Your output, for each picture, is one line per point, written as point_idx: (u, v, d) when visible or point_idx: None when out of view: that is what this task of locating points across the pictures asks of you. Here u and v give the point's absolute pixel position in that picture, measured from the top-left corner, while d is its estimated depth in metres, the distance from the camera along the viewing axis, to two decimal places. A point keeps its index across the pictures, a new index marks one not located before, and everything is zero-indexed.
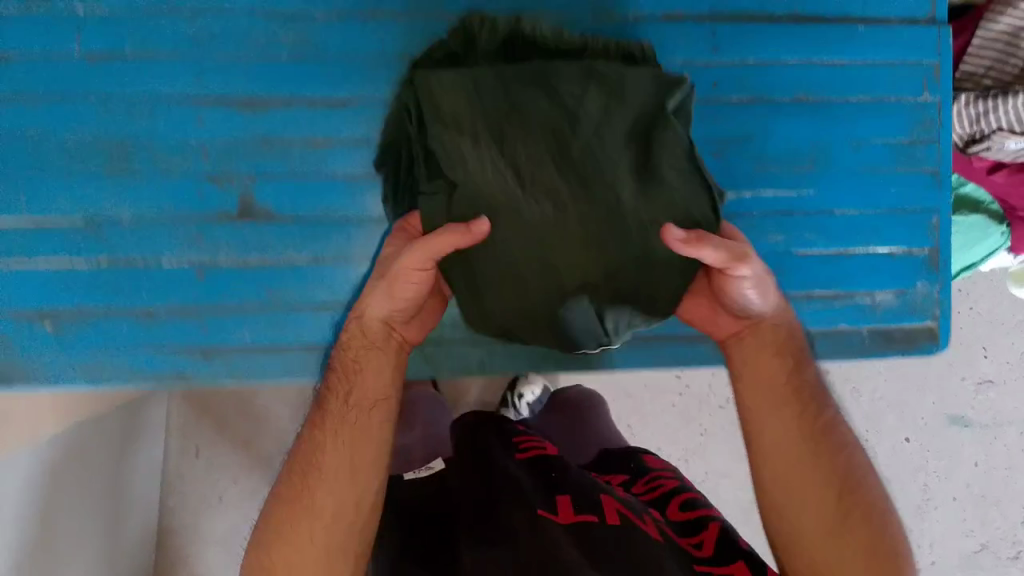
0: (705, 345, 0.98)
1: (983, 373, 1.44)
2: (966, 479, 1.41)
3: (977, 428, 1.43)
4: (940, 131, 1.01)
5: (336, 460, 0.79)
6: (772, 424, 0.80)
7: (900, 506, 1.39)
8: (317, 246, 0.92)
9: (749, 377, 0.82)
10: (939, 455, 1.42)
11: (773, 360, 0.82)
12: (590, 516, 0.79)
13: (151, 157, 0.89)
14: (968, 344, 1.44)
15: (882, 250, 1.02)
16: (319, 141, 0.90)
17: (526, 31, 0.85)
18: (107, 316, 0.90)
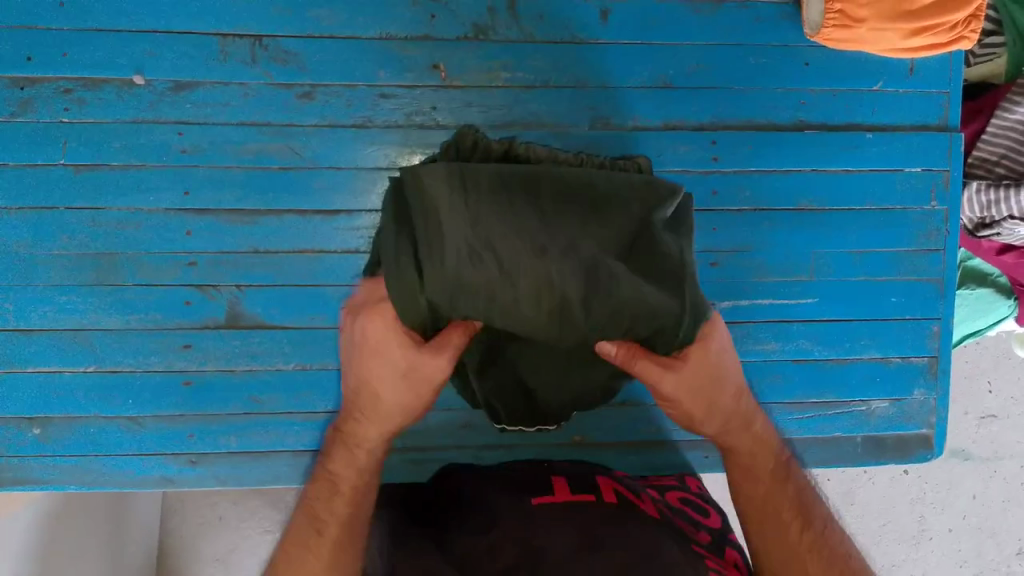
0: (693, 453, 0.98)
1: (987, 408, 1.44)
2: (961, 510, 1.42)
3: (978, 462, 1.43)
4: (944, 239, 0.99)
5: (329, 564, 0.64)
6: (765, 518, 0.69)
7: (895, 536, 1.40)
8: (306, 355, 0.91)
9: (737, 480, 0.70)
10: (938, 487, 1.42)
11: (757, 454, 0.70)
12: (586, 495, 0.75)
13: (138, 267, 0.88)
14: (970, 378, 1.44)
15: (880, 357, 1.00)
16: (308, 254, 0.90)
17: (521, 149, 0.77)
18: (95, 422, 0.89)
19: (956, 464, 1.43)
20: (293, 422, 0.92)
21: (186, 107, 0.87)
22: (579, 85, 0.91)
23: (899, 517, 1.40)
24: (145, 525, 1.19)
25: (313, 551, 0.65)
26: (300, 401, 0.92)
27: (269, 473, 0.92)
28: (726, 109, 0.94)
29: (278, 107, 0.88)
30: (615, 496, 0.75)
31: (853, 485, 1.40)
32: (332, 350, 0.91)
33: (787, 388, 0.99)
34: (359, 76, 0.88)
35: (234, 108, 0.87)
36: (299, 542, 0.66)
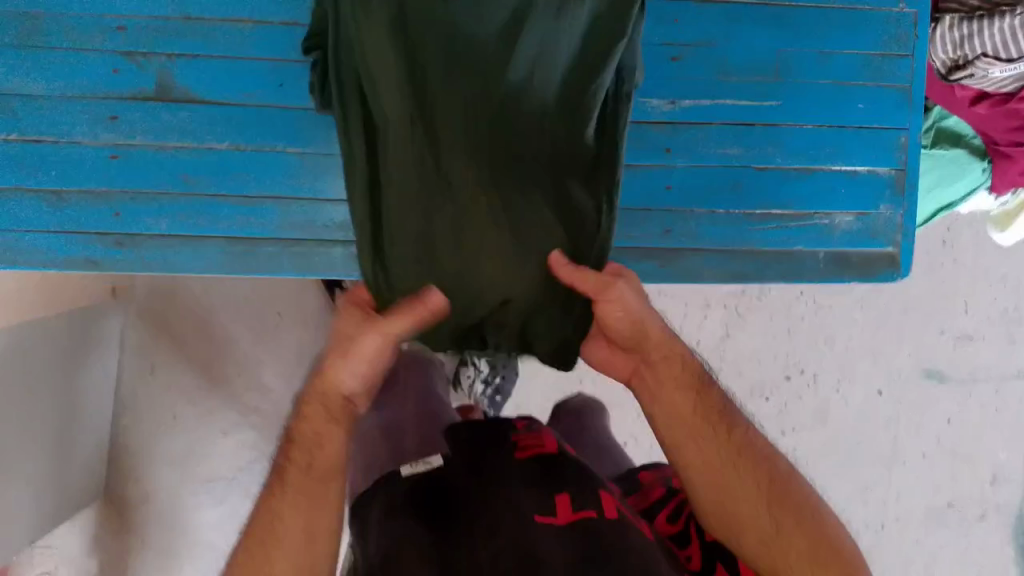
0: (652, 261, 0.94)
1: (961, 328, 1.45)
2: (936, 434, 1.45)
3: (953, 383, 1.45)
4: (914, 44, 0.95)
5: (327, 457, 0.76)
6: (707, 477, 0.78)
7: (870, 457, 1.42)
8: (242, 135, 0.86)
9: (661, 410, 0.80)
10: (913, 408, 1.44)
11: (707, 442, 0.79)
12: (589, 511, 0.75)
13: (64, 32, 0.83)
14: (949, 295, 1.45)
15: (846, 169, 0.96)
16: (242, 25, 0.85)
17: None
18: (17, 197, 0.84)
19: (930, 385, 1.45)
20: (226, 207, 0.87)
21: None
22: None
23: (874, 438, 1.42)
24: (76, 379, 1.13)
25: (309, 465, 0.76)
26: (235, 185, 0.87)
27: (201, 262, 0.87)
28: None
29: None
30: (616, 514, 0.76)
31: (826, 404, 1.41)
32: (271, 131, 0.87)
33: (748, 198, 0.95)
34: None
35: None
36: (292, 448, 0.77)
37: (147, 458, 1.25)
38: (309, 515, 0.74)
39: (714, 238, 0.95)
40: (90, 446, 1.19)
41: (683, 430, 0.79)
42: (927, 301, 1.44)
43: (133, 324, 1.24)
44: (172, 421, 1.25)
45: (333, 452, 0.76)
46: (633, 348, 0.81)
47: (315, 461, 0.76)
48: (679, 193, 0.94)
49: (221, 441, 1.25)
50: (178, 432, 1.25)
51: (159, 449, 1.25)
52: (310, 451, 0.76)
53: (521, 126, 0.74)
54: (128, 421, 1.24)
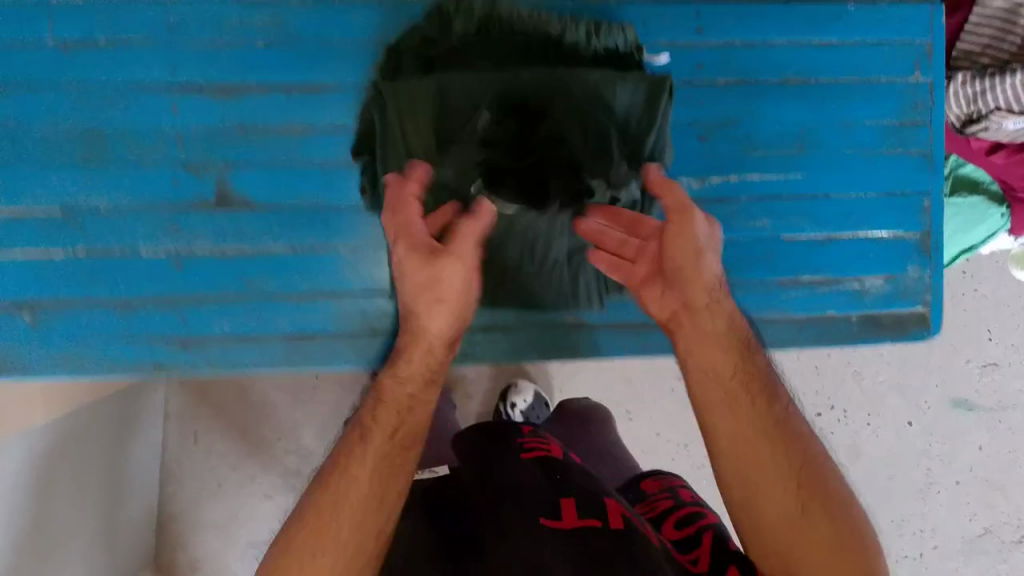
0: None
1: (989, 356, 1.38)
2: (970, 463, 1.36)
3: (982, 411, 1.36)
4: (931, 112, 0.99)
5: (369, 486, 0.70)
6: (740, 459, 0.70)
7: (897, 491, 1.34)
8: (295, 236, 0.91)
9: (695, 368, 0.76)
10: (943, 438, 1.36)
11: (729, 411, 0.72)
12: (593, 520, 0.70)
13: (125, 146, 0.88)
14: (971, 324, 1.38)
15: (872, 234, 1.00)
16: (297, 130, 0.89)
17: (503, 14, 0.83)
18: (87, 307, 0.89)
19: (959, 414, 1.36)
20: (284, 304, 0.91)
21: None
22: None
23: (904, 471, 1.35)
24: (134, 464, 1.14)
25: (343, 492, 0.69)
26: (292, 283, 0.91)
27: (260, 357, 0.91)
28: None
29: None
30: (621, 517, 0.71)
31: (858, 438, 1.35)
32: (321, 229, 0.91)
33: (781, 266, 0.99)
34: None
35: None
36: (345, 462, 0.71)
37: (191, 525, 1.21)
38: (354, 524, 0.67)
39: (751, 305, 0.98)
40: (142, 525, 1.18)
41: (727, 403, 0.73)
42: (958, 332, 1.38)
43: (177, 392, 1.23)
44: (216, 488, 1.21)
45: (371, 481, 0.70)
46: (675, 283, 0.76)
47: (354, 494, 0.69)
48: None
49: (262, 505, 1.21)
50: (223, 500, 1.21)
51: (204, 515, 1.21)
52: (354, 495, 0.69)
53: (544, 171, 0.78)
54: (173, 488, 1.21)
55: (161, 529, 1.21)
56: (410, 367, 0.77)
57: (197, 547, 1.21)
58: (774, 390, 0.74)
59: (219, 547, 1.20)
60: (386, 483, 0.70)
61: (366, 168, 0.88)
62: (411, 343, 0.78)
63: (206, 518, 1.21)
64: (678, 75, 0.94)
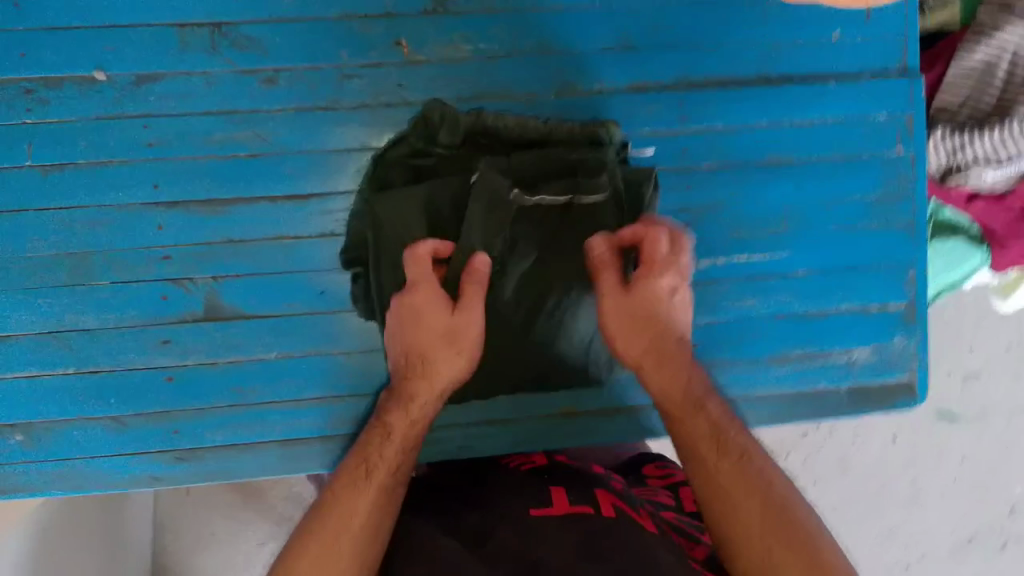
0: None
1: (969, 368, 1.36)
2: (954, 472, 1.35)
3: (965, 422, 1.36)
4: (913, 184, 1.00)
5: (368, 515, 0.67)
6: (705, 472, 0.69)
7: (886, 503, 1.34)
8: (287, 343, 0.90)
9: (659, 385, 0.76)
10: (928, 449, 1.36)
11: (696, 424, 0.73)
12: (586, 507, 0.73)
13: (111, 265, 0.87)
14: (953, 339, 1.36)
15: (859, 307, 1.01)
16: (284, 241, 0.90)
17: (487, 122, 0.86)
18: (80, 426, 0.88)
19: (942, 427, 1.36)
20: (279, 411, 0.91)
21: (151, 100, 0.87)
22: (542, 52, 0.92)
23: (891, 485, 1.34)
24: (135, 537, 1.14)
25: (346, 512, 0.66)
26: (287, 389, 0.91)
27: (257, 465, 0.91)
28: (689, 68, 0.95)
29: (244, 92, 0.88)
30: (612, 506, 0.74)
31: (845, 452, 1.35)
32: (314, 335, 0.91)
33: (771, 343, 0.99)
34: (323, 58, 0.88)
35: (198, 98, 0.87)
36: (338, 480, 0.70)
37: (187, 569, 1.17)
38: (351, 548, 0.64)
39: (740, 386, 0.99)
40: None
41: (671, 415, 0.75)
42: (939, 347, 1.36)
43: None
44: (210, 537, 1.18)
45: (370, 511, 0.67)
46: (641, 320, 0.77)
47: (349, 507, 0.67)
48: (704, 346, 0.98)
49: (257, 551, 1.17)
50: (218, 548, 1.17)
51: (199, 562, 1.17)
52: (357, 512, 0.66)
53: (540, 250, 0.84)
54: (169, 541, 1.18)
55: None
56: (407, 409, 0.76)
57: None
58: (701, 395, 0.75)
59: None
60: (381, 506, 0.69)
61: (358, 280, 0.88)
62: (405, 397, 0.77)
63: (202, 565, 1.17)
64: (662, 164, 0.95)
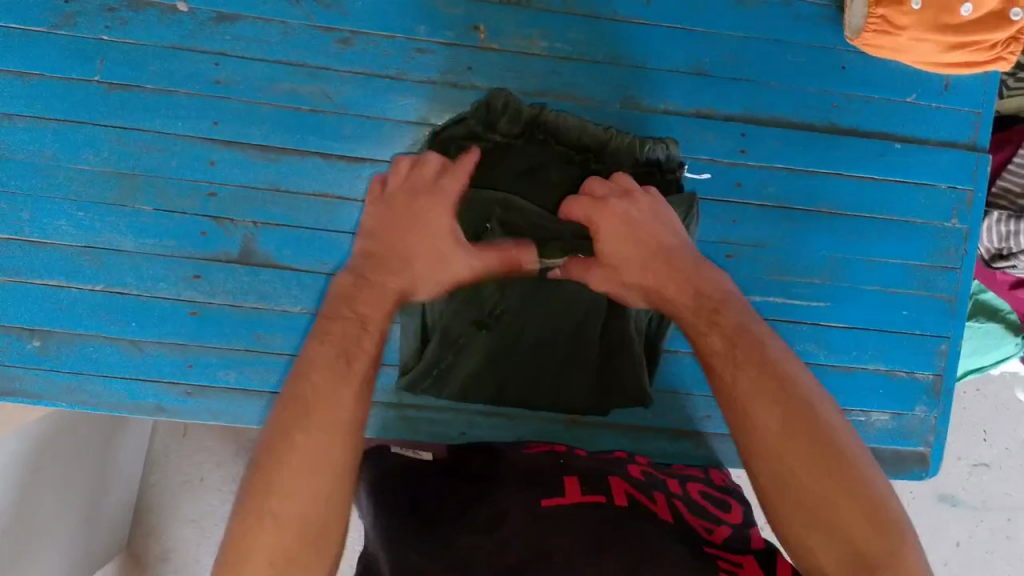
0: (705, 446, 0.97)
1: (979, 457, 1.35)
2: (944, 557, 1.32)
3: (965, 508, 1.33)
4: (962, 258, 0.98)
5: (343, 439, 0.51)
6: (756, 433, 0.51)
7: None
8: (313, 299, 0.91)
9: (717, 340, 0.56)
10: (922, 529, 1.32)
11: (743, 366, 0.53)
12: (598, 496, 0.70)
13: (157, 192, 0.89)
14: (969, 423, 1.35)
15: (885, 370, 0.99)
16: (329, 199, 0.90)
17: (549, 119, 0.81)
18: (96, 343, 0.89)
19: (942, 509, 1.33)
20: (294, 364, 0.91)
21: (226, 39, 0.88)
22: (613, 63, 0.92)
23: None
24: (127, 466, 1.14)
25: (301, 417, 0.50)
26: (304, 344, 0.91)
27: (262, 413, 0.91)
28: (757, 103, 0.95)
29: (316, 49, 0.89)
30: (627, 496, 0.72)
31: None
32: None
33: None
34: (399, 29, 0.90)
35: (272, 46, 0.88)
36: (311, 368, 0.53)
37: (168, 514, 1.17)
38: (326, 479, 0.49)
39: None
40: (120, 529, 1.15)
41: (711, 358, 0.55)
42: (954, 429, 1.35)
43: None
44: (197, 483, 1.18)
45: (341, 415, 0.51)
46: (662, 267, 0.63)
47: (299, 452, 0.49)
48: None
49: None
50: (201, 496, 1.18)
51: (183, 505, 1.17)
52: (309, 428, 0.50)
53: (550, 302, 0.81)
54: (155, 479, 1.19)
55: (137, 520, 1.18)
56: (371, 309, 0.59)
57: (172, 535, 1.17)
58: (752, 328, 0.56)
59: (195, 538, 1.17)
60: (355, 414, 0.52)
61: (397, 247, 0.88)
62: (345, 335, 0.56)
63: (187, 508, 1.17)
64: (713, 192, 0.94)
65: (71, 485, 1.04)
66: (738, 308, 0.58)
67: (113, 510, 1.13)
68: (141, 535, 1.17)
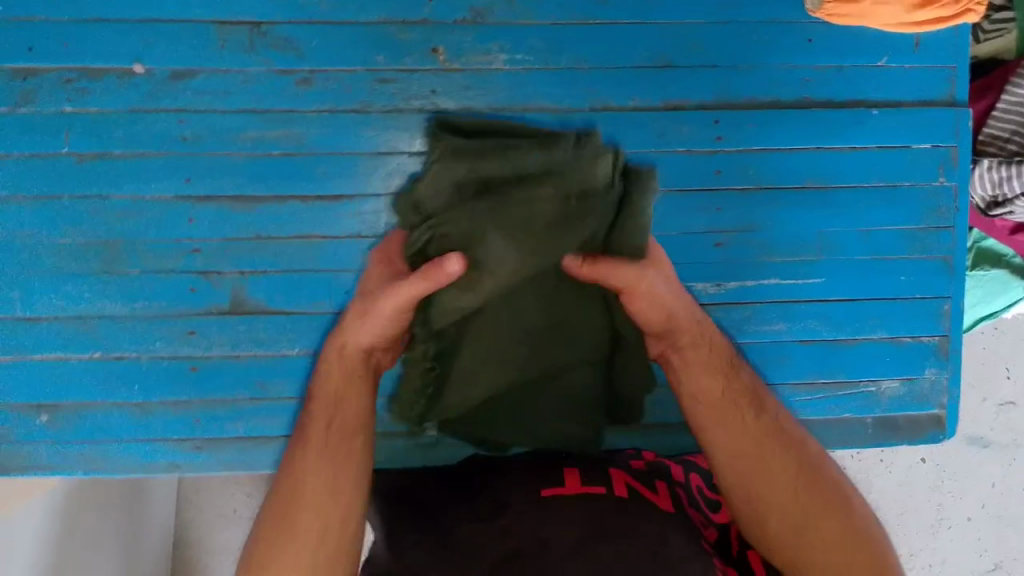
0: None
1: (1005, 395, 1.33)
2: (981, 499, 1.30)
3: (997, 448, 1.32)
4: (954, 216, 0.97)
5: (325, 473, 0.65)
6: (746, 466, 0.65)
7: (909, 527, 1.29)
8: (310, 341, 0.91)
9: (728, 446, 0.66)
10: (956, 475, 1.31)
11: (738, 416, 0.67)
12: (599, 486, 0.74)
13: (141, 255, 0.89)
14: (989, 362, 1.33)
15: (890, 338, 0.98)
16: (311, 240, 0.90)
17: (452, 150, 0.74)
18: (101, 411, 0.90)
19: (972, 453, 1.31)
20: (298, 408, 0.91)
21: (187, 94, 0.88)
22: (578, 67, 0.92)
23: (916, 507, 1.29)
24: (159, 517, 1.15)
25: (297, 487, 0.64)
26: (306, 386, 0.91)
27: (273, 460, 0.91)
28: (728, 88, 0.94)
29: (278, 92, 0.88)
30: (628, 487, 0.74)
31: (869, 474, 1.30)
32: None
33: (796, 369, 0.97)
34: (360, 61, 0.89)
35: (235, 95, 0.88)
36: (293, 459, 0.67)
37: (206, 547, 1.18)
38: (323, 522, 0.62)
39: None
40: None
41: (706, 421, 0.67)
42: (974, 371, 1.32)
43: None
44: (231, 515, 1.19)
45: (325, 468, 0.65)
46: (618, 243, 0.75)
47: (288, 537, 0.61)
48: None
49: None
50: (236, 529, 1.18)
51: (217, 538, 1.18)
52: (309, 476, 0.65)
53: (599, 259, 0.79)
54: (193, 515, 1.19)
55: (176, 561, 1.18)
56: (329, 370, 0.72)
57: (211, 571, 1.17)
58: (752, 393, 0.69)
59: (234, 569, 1.17)
60: (342, 457, 0.66)
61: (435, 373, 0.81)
62: (326, 407, 0.69)
63: (221, 541, 1.18)
64: (695, 182, 0.94)
65: (107, 541, 1.05)
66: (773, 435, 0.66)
67: (154, 561, 1.14)
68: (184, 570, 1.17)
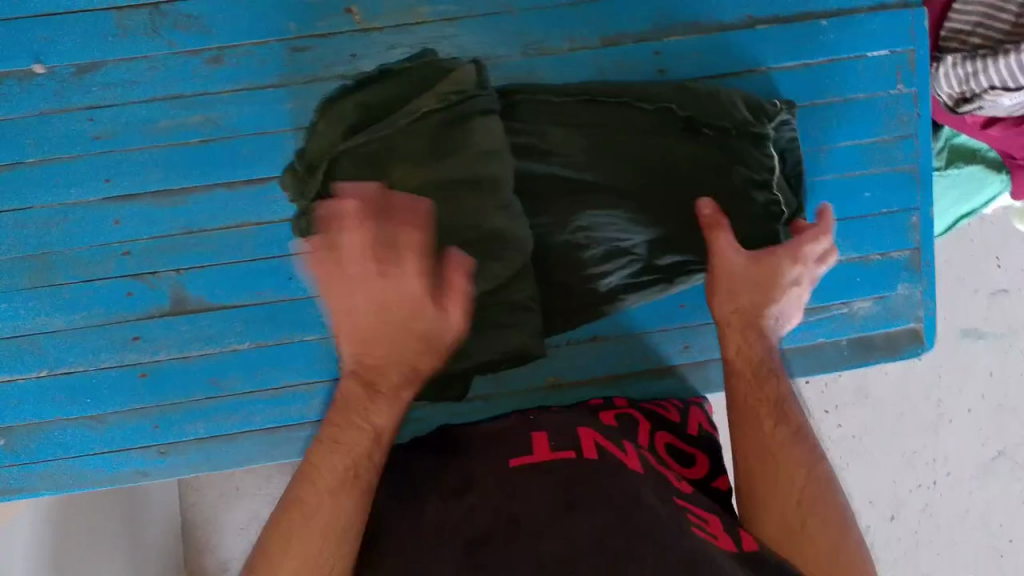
0: (696, 375, 0.94)
1: (996, 284, 1.28)
2: (979, 390, 1.28)
3: (992, 339, 1.28)
4: (916, 124, 0.92)
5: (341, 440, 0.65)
6: (755, 464, 0.67)
7: (909, 426, 1.27)
8: (259, 332, 0.87)
9: (747, 441, 0.69)
10: (953, 369, 1.28)
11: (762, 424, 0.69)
12: (568, 452, 0.68)
13: (72, 265, 0.85)
14: (975, 254, 1.28)
15: (858, 257, 0.95)
16: (245, 227, 0.86)
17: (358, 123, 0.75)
18: (58, 427, 0.88)
19: (968, 345, 1.28)
20: (258, 401, 0.88)
21: (93, 90, 0.83)
22: (505, 10, 0.86)
23: (914, 406, 1.27)
24: (161, 509, 1.14)
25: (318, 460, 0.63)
26: (262, 378, 0.88)
27: (242, 455, 0.89)
28: (665, 13, 0.88)
29: (187, 76, 0.83)
30: (598, 448, 0.69)
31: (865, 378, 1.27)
32: (286, 322, 0.87)
33: None
34: (270, 30, 0.83)
35: (142, 84, 0.83)
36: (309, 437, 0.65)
37: (213, 528, 1.16)
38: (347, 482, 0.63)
39: None
40: (174, 568, 1.14)
41: (739, 419, 0.70)
42: (962, 263, 1.28)
43: None
44: (234, 494, 1.16)
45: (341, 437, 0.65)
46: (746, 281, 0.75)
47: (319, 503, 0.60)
48: (694, 309, 0.93)
49: None
50: (240, 507, 1.16)
51: (224, 517, 1.16)
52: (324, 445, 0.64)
53: (639, 117, 0.83)
54: (195, 499, 1.17)
55: (183, 550, 1.16)
56: None
57: (223, 552, 1.16)
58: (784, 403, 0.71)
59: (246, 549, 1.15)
60: None
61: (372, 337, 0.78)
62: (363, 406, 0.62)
63: (228, 522, 1.16)
64: None
65: (100, 543, 1.04)
66: (798, 451, 0.67)
67: (162, 555, 1.12)
68: (194, 556, 1.16)
